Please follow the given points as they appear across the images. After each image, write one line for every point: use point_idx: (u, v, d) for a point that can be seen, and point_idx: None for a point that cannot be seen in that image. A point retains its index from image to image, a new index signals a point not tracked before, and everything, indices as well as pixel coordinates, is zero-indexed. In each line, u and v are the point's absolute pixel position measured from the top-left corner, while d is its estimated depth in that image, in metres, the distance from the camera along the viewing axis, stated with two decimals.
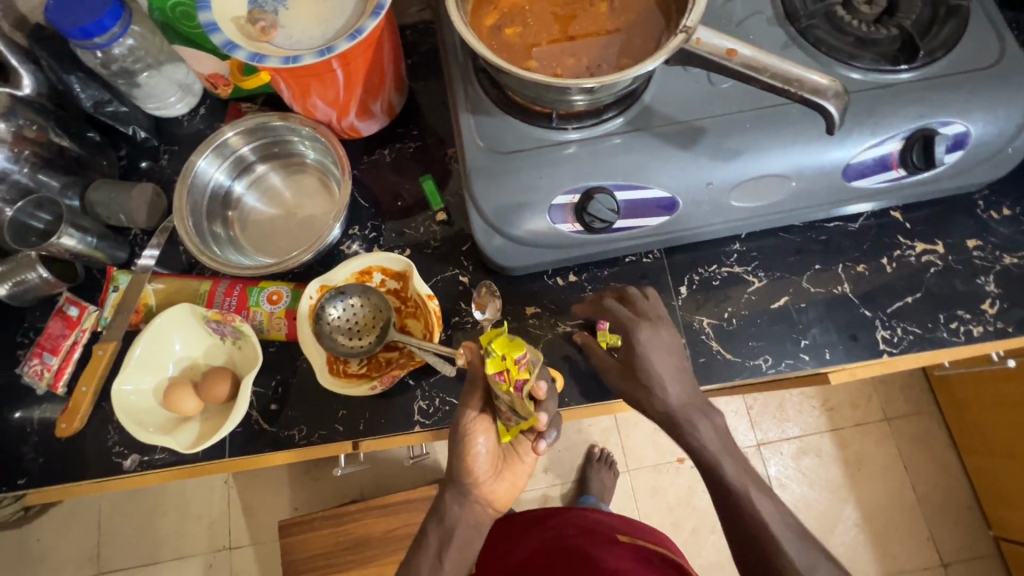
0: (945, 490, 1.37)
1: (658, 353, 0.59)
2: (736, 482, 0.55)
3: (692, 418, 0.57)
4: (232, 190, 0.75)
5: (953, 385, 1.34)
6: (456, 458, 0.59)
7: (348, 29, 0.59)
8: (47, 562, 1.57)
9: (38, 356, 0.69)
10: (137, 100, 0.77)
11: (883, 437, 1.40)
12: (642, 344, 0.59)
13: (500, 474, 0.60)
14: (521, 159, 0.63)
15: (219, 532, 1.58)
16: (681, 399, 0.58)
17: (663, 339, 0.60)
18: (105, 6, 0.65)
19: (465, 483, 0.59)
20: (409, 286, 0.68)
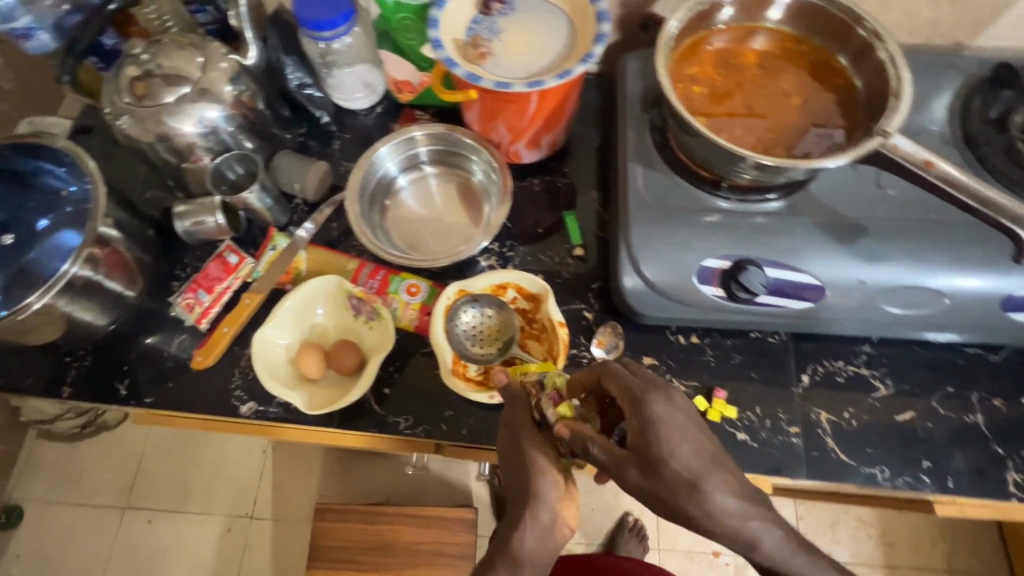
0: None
1: (683, 436, 0.49)
2: (797, 571, 0.48)
3: (744, 512, 0.47)
4: (396, 181, 0.81)
5: None
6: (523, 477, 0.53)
7: (555, 70, 0.64)
8: (85, 481, 1.64)
9: (193, 291, 0.75)
10: (329, 88, 0.86)
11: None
12: (655, 419, 0.49)
13: (566, 497, 0.53)
14: (681, 217, 0.66)
15: (244, 498, 1.61)
16: (722, 489, 0.48)
17: (681, 414, 0.50)
18: (342, 7, 0.73)
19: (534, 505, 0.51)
20: (539, 309, 0.71)
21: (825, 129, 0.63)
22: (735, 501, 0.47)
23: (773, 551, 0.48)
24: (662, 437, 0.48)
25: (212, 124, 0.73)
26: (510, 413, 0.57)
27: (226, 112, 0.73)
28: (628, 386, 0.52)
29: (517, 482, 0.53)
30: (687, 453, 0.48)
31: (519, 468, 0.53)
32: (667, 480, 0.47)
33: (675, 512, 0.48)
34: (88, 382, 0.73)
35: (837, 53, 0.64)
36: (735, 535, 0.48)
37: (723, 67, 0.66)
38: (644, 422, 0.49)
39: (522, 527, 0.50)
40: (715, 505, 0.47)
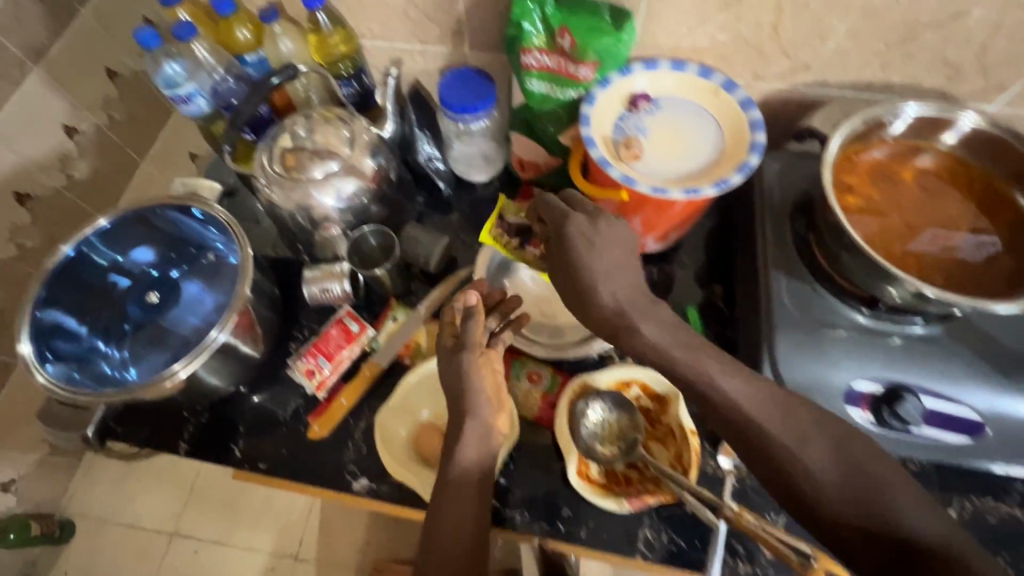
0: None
1: (614, 274, 0.59)
2: (762, 410, 0.51)
3: (666, 344, 0.55)
4: (518, 258, 0.80)
5: None
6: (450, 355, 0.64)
7: (709, 176, 0.64)
8: (133, 505, 1.60)
9: (313, 357, 0.75)
10: (452, 161, 0.88)
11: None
12: (570, 233, 0.60)
13: (498, 401, 0.65)
14: (828, 334, 0.64)
15: (290, 537, 1.57)
16: (624, 284, 0.59)
17: (617, 235, 0.60)
18: (485, 93, 0.75)
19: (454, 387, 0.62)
20: (667, 411, 0.68)
21: (996, 255, 0.61)
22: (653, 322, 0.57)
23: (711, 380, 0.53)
24: (594, 270, 0.59)
25: (350, 195, 0.75)
26: (444, 324, 0.67)
27: (362, 185, 0.75)
28: (569, 223, 0.61)
29: (450, 386, 0.63)
30: (608, 286, 0.58)
31: (444, 359, 0.65)
32: (584, 282, 0.59)
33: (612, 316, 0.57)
34: (203, 440, 0.74)
35: (1010, 185, 0.63)
36: (708, 378, 0.53)
37: (884, 181, 0.65)
38: (571, 222, 0.61)
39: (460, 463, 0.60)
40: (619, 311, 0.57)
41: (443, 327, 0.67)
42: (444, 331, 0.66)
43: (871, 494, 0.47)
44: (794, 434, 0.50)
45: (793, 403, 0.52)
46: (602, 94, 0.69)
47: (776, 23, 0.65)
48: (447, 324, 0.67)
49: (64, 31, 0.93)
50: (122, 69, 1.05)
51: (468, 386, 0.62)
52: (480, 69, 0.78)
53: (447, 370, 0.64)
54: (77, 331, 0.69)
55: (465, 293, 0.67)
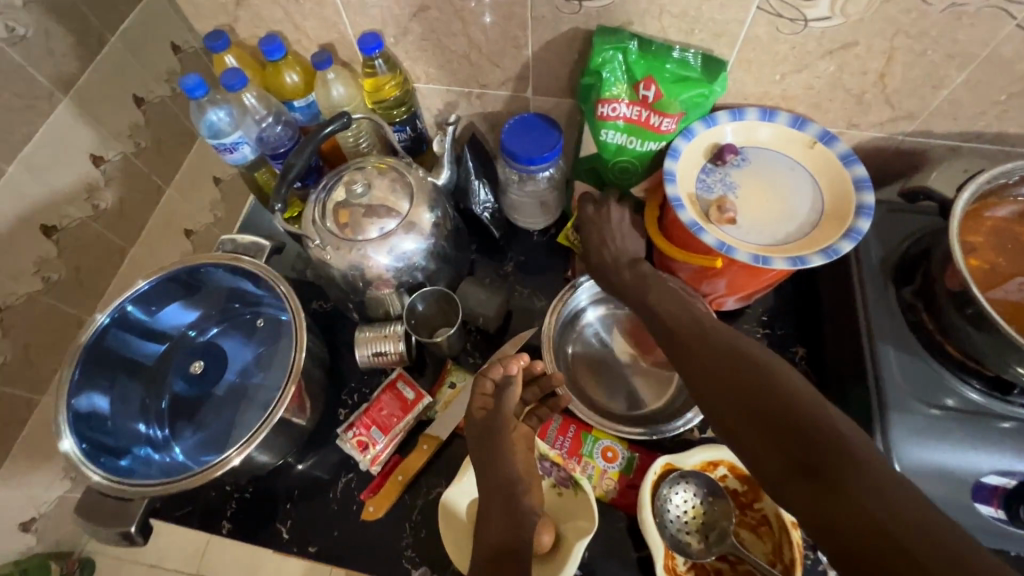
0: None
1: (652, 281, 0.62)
2: (710, 336, 0.52)
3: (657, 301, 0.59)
4: (586, 315, 0.75)
5: None
6: (481, 417, 0.61)
7: (812, 243, 0.58)
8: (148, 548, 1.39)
9: (366, 429, 0.69)
10: (509, 210, 0.84)
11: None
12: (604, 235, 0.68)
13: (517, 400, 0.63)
14: (949, 419, 0.57)
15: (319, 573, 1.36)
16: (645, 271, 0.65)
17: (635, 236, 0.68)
18: (553, 143, 0.70)
19: (489, 438, 0.59)
20: (759, 496, 0.61)
21: None
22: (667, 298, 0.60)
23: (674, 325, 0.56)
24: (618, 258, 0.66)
25: (408, 253, 0.69)
26: (477, 388, 0.63)
27: (423, 241, 0.70)
28: (594, 228, 0.68)
29: (483, 441, 0.59)
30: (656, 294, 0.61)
31: (478, 423, 0.60)
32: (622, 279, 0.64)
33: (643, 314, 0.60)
34: (248, 518, 0.68)
35: None
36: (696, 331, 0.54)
37: (1010, 245, 0.59)
38: (608, 235, 0.68)
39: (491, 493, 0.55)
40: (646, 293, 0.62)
41: (479, 396, 0.62)
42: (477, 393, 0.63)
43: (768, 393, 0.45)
44: (731, 356, 0.49)
45: (735, 338, 0.51)
46: (685, 148, 0.63)
47: (884, 70, 0.59)
48: (481, 389, 0.63)
49: (96, 58, 0.77)
50: (152, 96, 0.87)
51: (501, 446, 0.58)
52: (545, 115, 0.73)
53: (484, 432, 0.60)
54: (106, 413, 0.64)
55: (509, 360, 0.63)
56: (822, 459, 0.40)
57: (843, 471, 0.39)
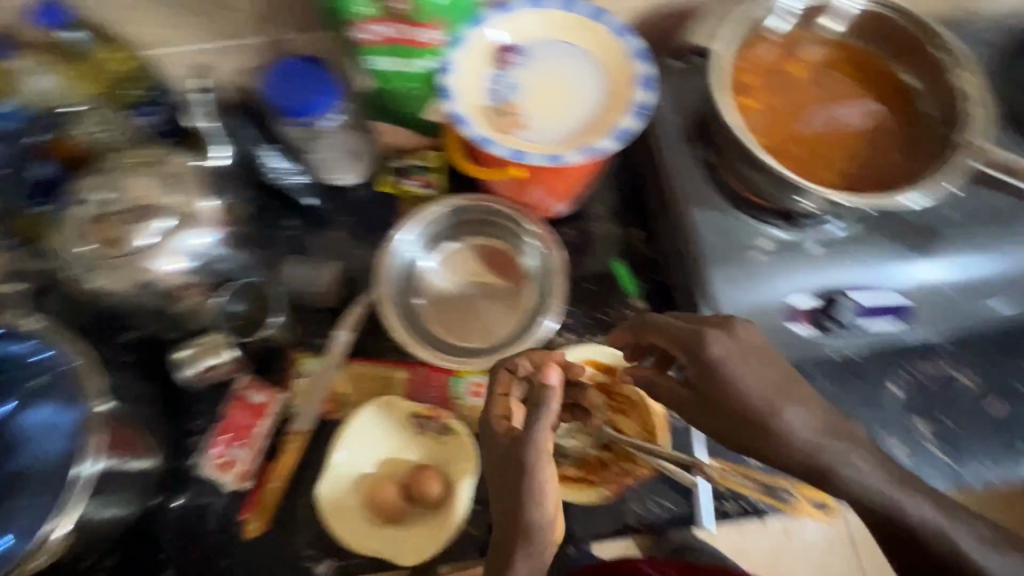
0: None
1: (741, 359, 0.49)
2: (836, 464, 0.44)
3: (769, 395, 0.48)
4: (421, 266, 0.70)
5: None
6: (497, 438, 0.49)
7: (602, 127, 0.57)
8: None
9: (225, 447, 0.64)
10: (312, 169, 0.72)
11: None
12: (717, 360, 0.49)
13: (506, 406, 0.51)
14: (757, 258, 0.61)
15: None
16: (726, 342, 0.49)
17: (754, 342, 0.50)
18: (323, 85, 0.63)
19: (501, 460, 0.48)
20: (623, 382, 0.64)
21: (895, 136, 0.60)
22: (752, 377, 0.48)
23: (745, 374, 0.48)
24: (737, 375, 0.48)
25: (204, 254, 0.59)
26: (489, 402, 0.52)
27: (219, 235, 0.60)
28: (698, 354, 0.50)
29: (496, 463, 0.49)
30: (751, 377, 0.48)
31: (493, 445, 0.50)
32: (732, 416, 0.48)
33: (751, 417, 0.47)
34: None
35: (898, 69, 0.61)
36: (765, 423, 0.47)
37: (777, 81, 0.61)
38: (717, 366, 0.49)
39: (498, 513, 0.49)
40: (734, 381, 0.48)
41: (494, 414, 0.51)
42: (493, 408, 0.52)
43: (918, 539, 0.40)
44: (791, 417, 0.47)
45: (797, 417, 0.46)
46: (460, 57, 0.58)
47: None
48: (502, 389, 0.52)
49: None
50: None
51: (524, 473, 0.46)
52: (315, 55, 0.64)
53: (500, 459, 0.48)
54: None
55: (547, 367, 0.52)
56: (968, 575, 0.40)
57: None
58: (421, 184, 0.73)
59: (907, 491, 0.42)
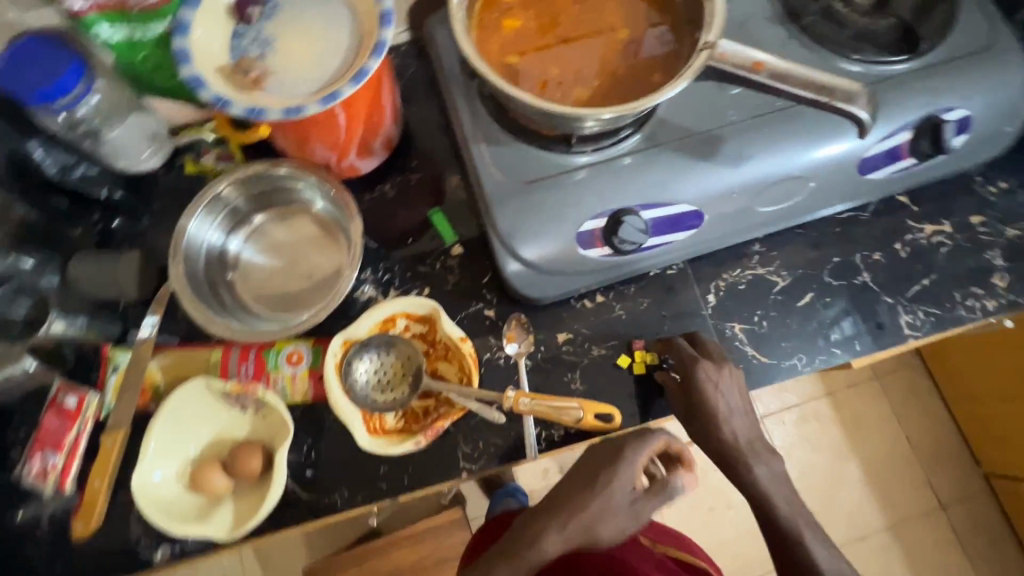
0: (960, 480, 1.40)
1: (737, 393, 0.62)
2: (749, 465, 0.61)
3: (728, 412, 0.61)
4: (227, 248, 0.69)
5: (951, 357, 1.37)
6: (607, 481, 0.55)
7: (349, 70, 0.55)
8: None
9: (38, 455, 0.62)
10: (106, 159, 0.69)
11: (889, 425, 1.43)
12: (702, 383, 0.61)
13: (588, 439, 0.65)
14: (544, 186, 0.61)
15: None
16: (727, 405, 0.61)
17: (727, 379, 0.62)
18: (66, 63, 0.57)
19: (586, 503, 0.55)
20: (435, 329, 0.65)
21: (662, 40, 0.60)
22: (725, 415, 0.61)
23: (723, 411, 0.61)
24: (717, 410, 0.61)
25: None
26: (633, 449, 0.56)
27: None
28: (695, 393, 0.61)
29: (583, 486, 0.56)
30: (740, 426, 0.62)
31: (594, 476, 0.56)
32: (697, 423, 0.62)
33: (730, 451, 0.61)
34: None
35: None
36: (706, 430, 0.62)
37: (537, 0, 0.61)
38: (710, 401, 0.61)
39: (548, 526, 0.56)
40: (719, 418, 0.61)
41: (635, 465, 0.56)
42: (614, 453, 0.56)
43: (800, 548, 0.57)
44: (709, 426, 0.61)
45: (726, 428, 0.61)
46: (195, 16, 0.55)
47: None
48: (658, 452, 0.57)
49: None
50: None
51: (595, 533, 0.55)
52: (44, 31, 0.59)
53: (587, 503, 0.55)
54: None
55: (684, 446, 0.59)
56: (793, 557, 0.57)
57: (778, 551, 0.59)
58: (216, 158, 0.72)
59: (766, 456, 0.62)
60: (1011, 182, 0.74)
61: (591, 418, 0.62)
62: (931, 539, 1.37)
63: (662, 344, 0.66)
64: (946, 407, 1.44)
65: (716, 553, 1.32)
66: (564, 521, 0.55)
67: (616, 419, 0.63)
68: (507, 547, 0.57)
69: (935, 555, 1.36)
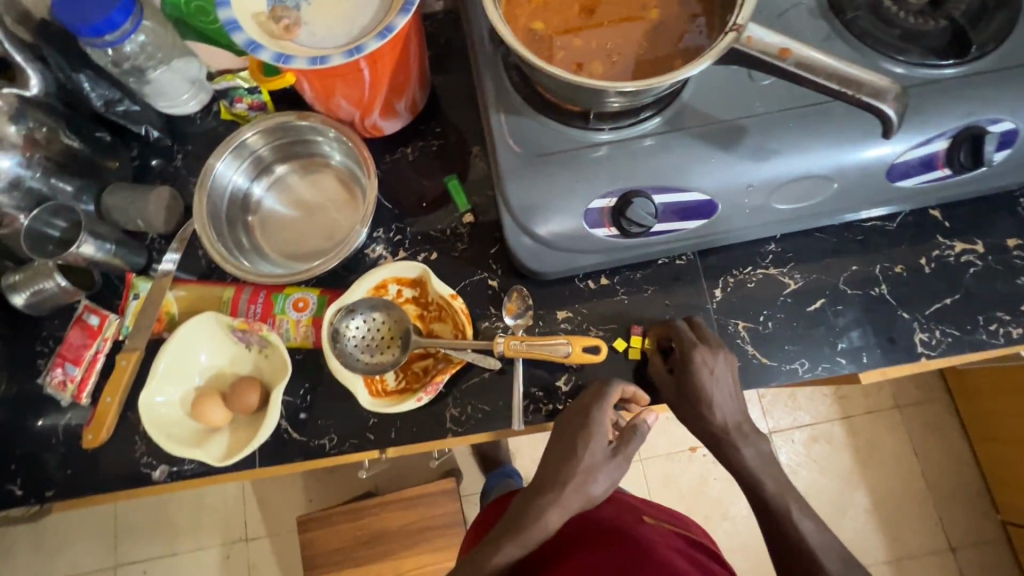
0: (975, 522, 1.33)
1: (725, 377, 0.60)
2: (740, 450, 0.59)
3: (720, 396, 0.60)
4: (250, 193, 0.72)
5: (980, 394, 1.30)
6: (584, 444, 0.52)
7: (377, 26, 0.56)
8: (53, 566, 1.32)
9: (59, 366, 0.67)
10: (148, 97, 0.73)
11: (905, 456, 1.37)
12: (697, 364, 0.60)
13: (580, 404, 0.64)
14: (557, 159, 0.61)
15: (234, 521, 1.35)
16: (721, 387, 0.60)
17: (721, 362, 0.60)
18: (116, 0, 0.61)
19: (569, 466, 0.51)
20: (427, 290, 0.67)
21: (693, 23, 0.58)
22: (717, 398, 0.60)
23: (717, 392, 0.60)
24: (710, 391, 0.60)
25: (11, 175, 0.66)
26: (598, 411, 0.54)
27: (18, 157, 0.66)
28: (688, 376, 0.60)
29: (559, 446, 0.53)
30: (727, 412, 0.60)
31: (566, 435, 0.53)
32: (688, 406, 0.61)
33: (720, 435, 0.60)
34: None
35: None
36: (695, 413, 0.60)
37: None
38: (704, 384, 0.60)
39: (541, 495, 0.51)
40: (711, 400, 0.59)
41: (604, 427, 0.53)
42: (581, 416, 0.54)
43: (788, 525, 0.55)
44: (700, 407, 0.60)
45: (718, 415, 0.60)
46: None
47: None
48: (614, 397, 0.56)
49: None
50: None
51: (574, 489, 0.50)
52: None
53: (572, 465, 0.51)
54: None
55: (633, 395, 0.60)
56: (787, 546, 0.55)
57: (771, 542, 0.56)
58: (248, 106, 0.74)
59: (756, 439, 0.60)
60: None
61: (580, 351, 0.62)
62: None
63: (665, 325, 0.64)
64: (969, 445, 1.37)
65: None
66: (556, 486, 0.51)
67: (603, 349, 0.64)
68: (505, 521, 0.52)
69: None
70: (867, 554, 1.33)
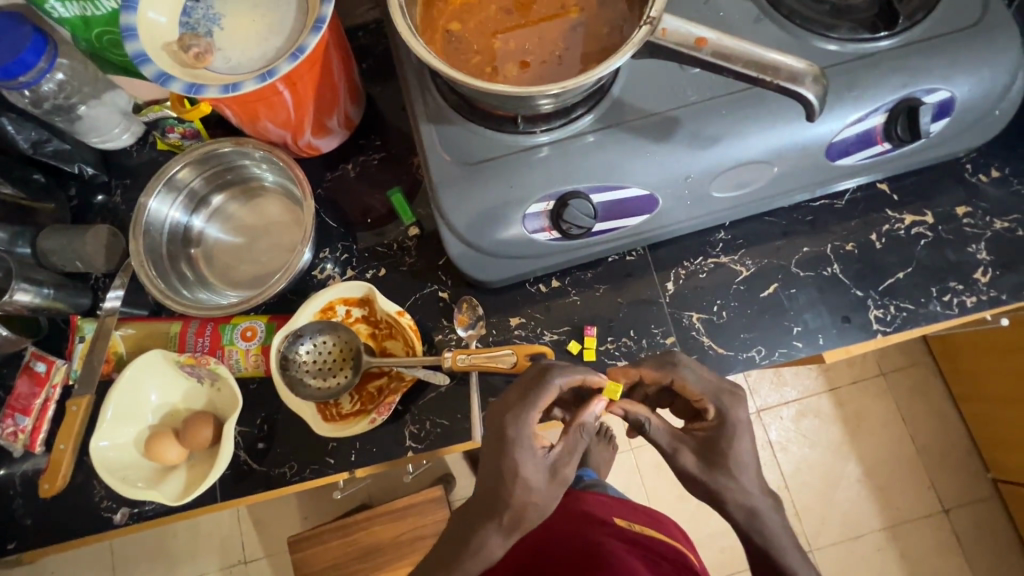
0: (966, 484, 1.33)
1: (747, 438, 0.51)
2: (769, 523, 0.49)
3: (746, 465, 0.50)
4: (191, 226, 0.71)
5: (959, 356, 1.30)
6: (510, 465, 0.46)
7: (290, 47, 0.55)
8: None
9: (10, 418, 0.66)
10: (79, 134, 0.72)
11: (892, 423, 1.37)
12: (733, 423, 0.51)
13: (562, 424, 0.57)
14: (490, 167, 0.59)
15: (231, 545, 1.35)
16: (751, 454, 0.51)
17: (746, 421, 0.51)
18: (25, 40, 0.59)
19: (502, 493, 0.46)
20: (375, 309, 0.66)
21: (614, 17, 0.57)
22: (749, 466, 0.50)
23: (746, 462, 0.50)
24: (740, 457, 0.50)
25: None
26: (519, 424, 0.48)
27: None
28: (716, 442, 0.50)
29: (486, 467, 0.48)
30: (751, 482, 0.50)
31: (490, 452, 0.48)
32: (723, 479, 0.49)
33: (748, 514, 0.49)
34: None
35: None
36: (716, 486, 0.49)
37: None
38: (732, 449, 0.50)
39: (481, 523, 0.47)
40: (741, 468, 0.49)
41: (529, 443, 0.47)
42: (500, 431, 0.48)
43: None
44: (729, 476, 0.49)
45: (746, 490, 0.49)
46: None
47: None
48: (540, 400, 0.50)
49: None
50: None
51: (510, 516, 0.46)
52: (11, 11, 0.61)
53: (505, 489, 0.46)
54: None
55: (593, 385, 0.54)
56: None
57: None
58: (181, 135, 0.72)
59: (774, 500, 0.51)
60: (1005, 170, 0.69)
61: (524, 360, 0.63)
62: (931, 544, 1.31)
63: (660, 372, 0.54)
64: (955, 408, 1.37)
65: (703, 545, 1.30)
66: (495, 515, 0.46)
67: (548, 354, 0.64)
68: (439, 551, 0.48)
69: (936, 561, 1.30)
70: (861, 524, 1.33)
